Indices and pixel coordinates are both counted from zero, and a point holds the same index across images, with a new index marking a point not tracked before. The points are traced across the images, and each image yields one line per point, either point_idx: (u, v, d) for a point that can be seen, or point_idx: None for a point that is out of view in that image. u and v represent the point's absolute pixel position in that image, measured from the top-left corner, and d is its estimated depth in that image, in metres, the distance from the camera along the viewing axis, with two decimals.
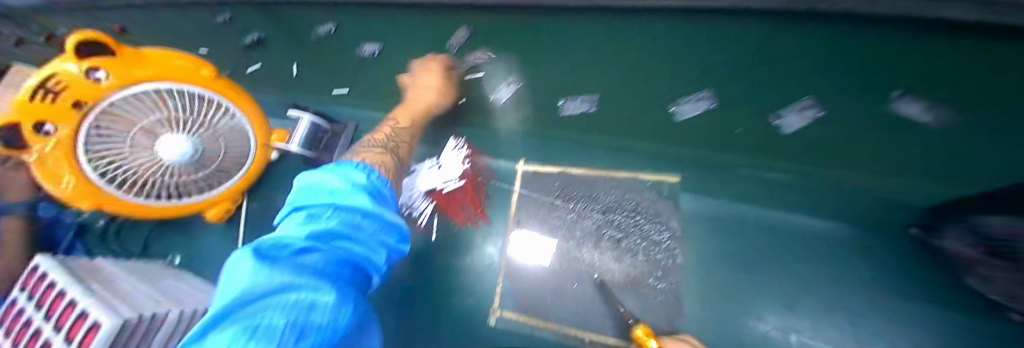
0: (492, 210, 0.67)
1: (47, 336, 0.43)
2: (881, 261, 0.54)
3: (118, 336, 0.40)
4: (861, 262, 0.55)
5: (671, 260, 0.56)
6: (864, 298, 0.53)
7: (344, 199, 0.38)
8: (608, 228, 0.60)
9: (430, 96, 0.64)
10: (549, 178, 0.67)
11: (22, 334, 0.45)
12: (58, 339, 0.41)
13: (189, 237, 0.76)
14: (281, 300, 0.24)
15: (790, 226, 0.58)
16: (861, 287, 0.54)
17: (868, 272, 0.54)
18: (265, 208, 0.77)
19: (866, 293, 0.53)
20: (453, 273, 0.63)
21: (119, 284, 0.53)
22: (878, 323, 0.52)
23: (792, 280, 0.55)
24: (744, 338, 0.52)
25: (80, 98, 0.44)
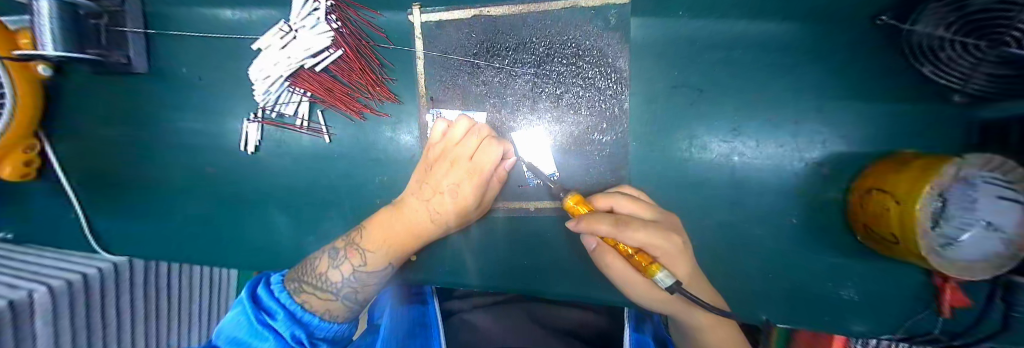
0: (396, 85, 0.50)
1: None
2: (868, 53, 0.44)
3: None
4: (843, 59, 0.45)
5: (618, 108, 0.47)
6: (827, 104, 0.46)
7: None
8: (545, 85, 0.47)
9: (421, 195, 0.45)
10: (459, 29, 0.48)
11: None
12: None
13: (6, 208, 0.56)
14: None
15: (758, 34, 0.45)
16: (824, 99, 0.46)
17: (840, 68, 0.45)
18: (86, 149, 0.55)
19: (832, 97, 0.46)
20: (364, 176, 0.52)
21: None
22: (831, 135, 0.46)
23: (748, 100, 0.47)
24: (685, 170, 0.49)
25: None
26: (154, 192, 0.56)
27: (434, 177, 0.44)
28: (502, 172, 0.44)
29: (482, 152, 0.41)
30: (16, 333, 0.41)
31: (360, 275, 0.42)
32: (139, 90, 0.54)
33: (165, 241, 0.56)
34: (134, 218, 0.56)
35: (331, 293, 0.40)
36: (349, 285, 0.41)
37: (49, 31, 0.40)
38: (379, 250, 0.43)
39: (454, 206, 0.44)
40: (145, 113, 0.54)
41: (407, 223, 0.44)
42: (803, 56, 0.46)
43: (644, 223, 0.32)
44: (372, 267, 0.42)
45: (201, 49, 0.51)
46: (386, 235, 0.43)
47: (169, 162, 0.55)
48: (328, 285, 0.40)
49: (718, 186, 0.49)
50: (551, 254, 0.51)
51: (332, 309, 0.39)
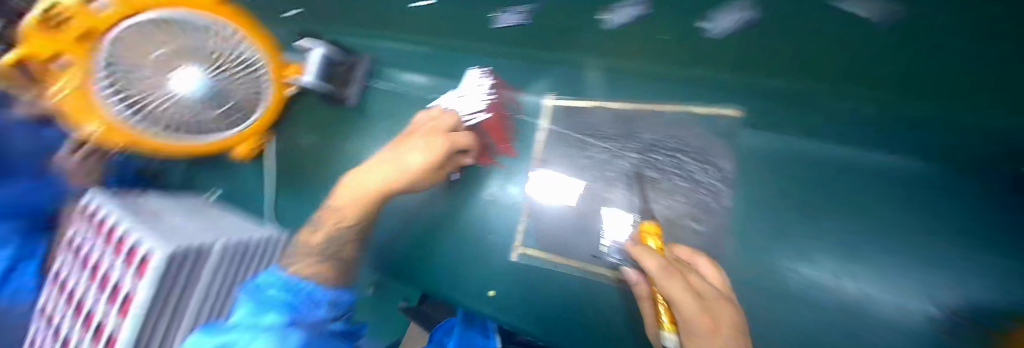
0: (520, 145, 0.62)
1: (105, 266, 0.45)
2: (1006, 206, 0.43)
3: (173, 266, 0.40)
4: (984, 209, 0.44)
5: (716, 203, 0.51)
6: (970, 252, 0.43)
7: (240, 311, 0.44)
8: (646, 169, 0.54)
9: (396, 170, 0.52)
10: (580, 114, 0.60)
11: (86, 261, 0.50)
12: (117, 265, 0.43)
13: (224, 174, 0.78)
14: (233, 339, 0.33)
15: (867, 164, 0.48)
16: (971, 243, 0.43)
17: (974, 217, 0.44)
18: (290, 146, 0.77)
19: (973, 245, 0.43)
20: (477, 211, 0.62)
21: (159, 217, 0.56)
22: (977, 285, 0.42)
23: (858, 227, 0.47)
24: (784, 281, 0.48)
25: (91, 27, 0.42)
26: (320, 187, 0.74)
27: (403, 148, 0.54)
28: (458, 145, 0.56)
29: (421, 145, 0.53)
30: (193, 272, 0.45)
31: (335, 234, 0.52)
32: (339, 116, 0.75)
33: (314, 222, 0.73)
34: (303, 203, 0.75)
35: (318, 255, 0.50)
36: (331, 245, 0.51)
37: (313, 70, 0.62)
38: (355, 197, 0.53)
39: (408, 176, 0.52)
40: (336, 131, 0.75)
41: (361, 191, 0.52)
42: (923, 193, 0.46)
43: (687, 291, 0.30)
44: (347, 224, 0.53)
45: (390, 96, 0.72)
46: (363, 187, 0.52)
47: (338, 168, 0.74)
48: (314, 252, 0.50)
49: (827, 308, 0.46)
50: (625, 325, 0.53)
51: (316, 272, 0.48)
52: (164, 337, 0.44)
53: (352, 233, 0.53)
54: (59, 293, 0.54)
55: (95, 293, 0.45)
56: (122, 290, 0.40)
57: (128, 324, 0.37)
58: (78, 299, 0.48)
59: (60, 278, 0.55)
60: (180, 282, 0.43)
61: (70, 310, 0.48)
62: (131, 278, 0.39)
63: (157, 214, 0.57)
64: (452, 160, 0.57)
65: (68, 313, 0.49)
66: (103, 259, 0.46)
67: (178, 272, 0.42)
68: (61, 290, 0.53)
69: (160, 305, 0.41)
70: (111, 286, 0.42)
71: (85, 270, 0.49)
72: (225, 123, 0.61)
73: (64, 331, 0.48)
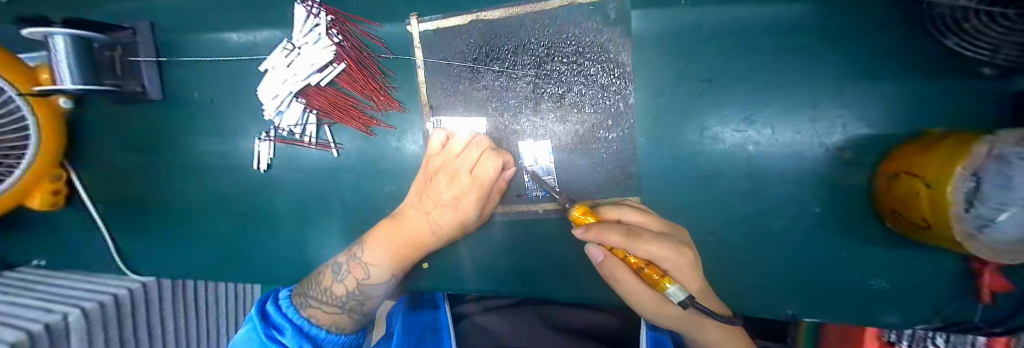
0: (398, 93, 0.50)
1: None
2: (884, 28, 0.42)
3: None
4: (870, 34, 0.42)
5: (623, 104, 0.46)
6: (850, 86, 0.43)
7: None
8: (546, 86, 0.47)
9: (447, 208, 0.46)
10: (458, 35, 0.48)
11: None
12: None
13: (36, 236, 0.58)
14: None
15: (763, 17, 0.44)
16: (852, 77, 0.43)
17: (855, 49, 0.43)
18: (110, 176, 0.58)
19: (854, 78, 0.43)
20: (376, 187, 0.52)
21: None
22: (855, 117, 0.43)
23: (756, 89, 0.45)
24: (695, 165, 0.48)
25: None
26: (173, 214, 0.58)
27: (439, 182, 0.47)
28: (502, 182, 0.47)
29: (481, 165, 0.45)
30: None
31: (362, 288, 0.45)
32: (156, 117, 0.56)
33: (184, 258, 0.58)
34: (159, 241, 0.58)
35: (337, 304, 0.43)
36: (354, 297, 0.44)
37: (68, 67, 0.44)
38: (406, 242, 0.46)
39: (452, 217, 0.46)
40: (160, 138, 0.56)
41: (409, 236, 0.46)
42: (814, 32, 0.43)
43: (654, 237, 0.33)
44: (378, 280, 0.45)
45: (209, 73, 0.53)
46: (413, 234, 0.46)
47: (186, 184, 0.57)
48: (332, 299, 0.43)
49: (734, 177, 0.48)
50: (561, 257, 0.50)
51: (339, 321, 0.42)
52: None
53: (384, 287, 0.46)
54: None
55: None
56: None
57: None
58: None
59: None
60: None
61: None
62: None
63: None
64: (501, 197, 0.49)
65: None
66: None
67: None
68: None
69: None
70: None
71: None
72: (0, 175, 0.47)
73: None
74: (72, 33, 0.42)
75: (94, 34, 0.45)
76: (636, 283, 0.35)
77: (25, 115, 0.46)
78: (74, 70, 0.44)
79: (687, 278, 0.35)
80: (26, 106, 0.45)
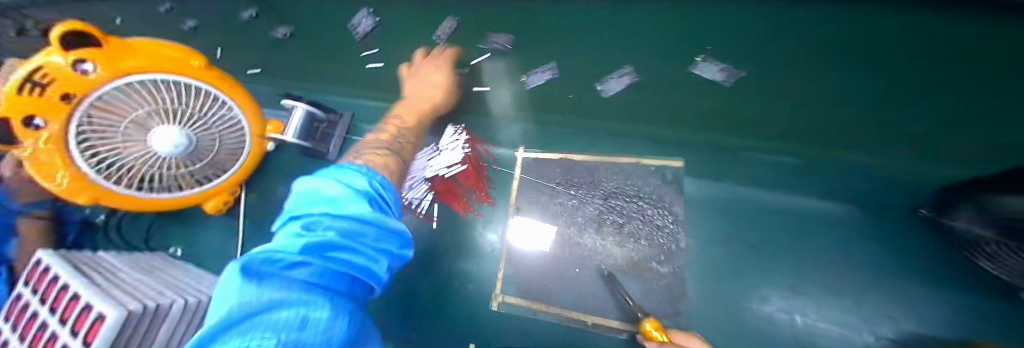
0: (494, 191, 0.66)
1: (45, 328, 0.42)
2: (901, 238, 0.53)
3: (124, 327, 0.39)
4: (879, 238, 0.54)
5: (675, 245, 0.56)
6: (874, 278, 0.52)
7: (341, 208, 0.32)
8: (609, 214, 0.59)
9: (427, 87, 0.61)
10: (549, 164, 0.66)
11: (20, 320, 0.46)
12: (64, 332, 0.40)
13: (190, 231, 0.75)
14: (268, 320, 0.20)
15: (795, 205, 0.58)
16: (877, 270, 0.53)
17: (874, 249, 0.54)
18: (264, 200, 0.76)
19: (875, 271, 0.53)
20: (457, 261, 0.63)
21: (112, 275, 0.53)
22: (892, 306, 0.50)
23: (798, 263, 0.54)
24: (748, 320, 0.52)
25: (69, 91, 0.43)
26: None
27: (421, 78, 0.61)
28: (459, 75, 0.63)
29: (429, 67, 0.61)
30: (140, 334, 0.42)
31: (376, 154, 0.52)
32: (318, 168, 0.77)
33: None
34: None
35: (388, 158, 0.52)
36: (385, 149, 0.55)
37: (294, 127, 0.67)
38: (411, 110, 0.61)
39: (427, 92, 0.60)
40: None
41: (412, 104, 0.62)
42: (832, 231, 0.56)
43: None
44: (393, 148, 0.56)
45: None
46: (416, 102, 0.62)
47: None
48: (383, 150, 0.54)
49: (784, 341, 0.50)
50: None
51: (383, 163, 0.51)
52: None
53: (406, 149, 0.58)
54: None
55: None
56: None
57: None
58: None
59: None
60: (120, 346, 0.39)
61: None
62: (78, 340, 0.37)
63: (107, 273, 0.53)
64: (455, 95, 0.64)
65: None
66: (41, 328, 0.43)
67: (128, 333, 0.40)
68: None
69: None
70: None
71: (17, 335, 0.45)
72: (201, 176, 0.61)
73: None
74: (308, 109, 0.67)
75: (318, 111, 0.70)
76: None
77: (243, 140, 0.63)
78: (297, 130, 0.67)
79: None
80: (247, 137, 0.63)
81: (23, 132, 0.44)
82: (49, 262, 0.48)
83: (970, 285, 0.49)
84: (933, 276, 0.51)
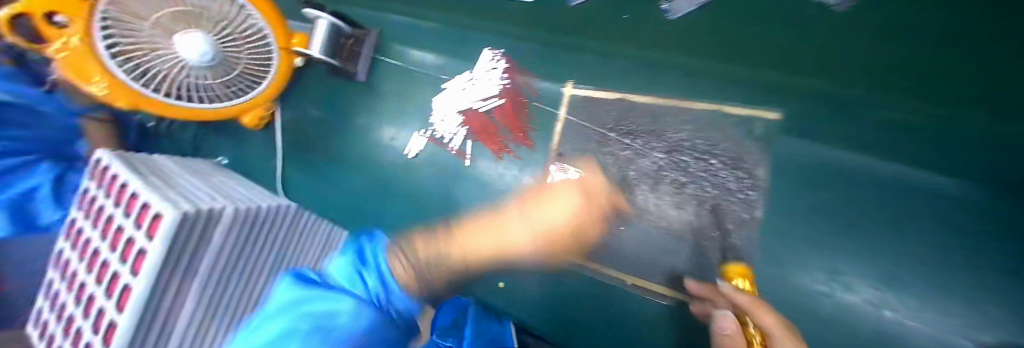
0: (534, 134, 0.58)
1: (118, 222, 0.45)
2: None
3: (184, 227, 0.40)
4: None
5: (747, 214, 0.46)
6: None
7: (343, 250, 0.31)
8: (670, 171, 0.50)
9: (513, 221, 0.51)
10: (603, 105, 0.55)
11: (99, 217, 0.50)
12: (131, 226, 0.42)
13: (235, 144, 0.78)
14: (313, 307, 0.20)
15: (943, 187, 0.41)
16: None
17: None
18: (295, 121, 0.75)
19: None
20: (490, 203, 0.60)
21: (169, 178, 0.56)
22: None
23: (921, 256, 0.41)
24: (816, 305, 0.45)
25: None
26: (330, 166, 0.73)
27: (541, 203, 0.53)
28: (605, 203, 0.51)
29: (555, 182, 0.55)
30: (205, 234, 0.44)
31: (434, 271, 0.38)
32: (346, 92, 0.72)
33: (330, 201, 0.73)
34: (314, 181, 0.74)
35: (415, 268, 0.33)
36: (433, 264, 0.39)
37: (320, 41, 0.60)
38: (471, 256, 0.46)
39: (533, 233, 0.51)
40: (343, 107, 0.72)
41: (498, 238, 0.49)
42: None
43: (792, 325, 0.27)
44: (458, 265, 0.43)
45: (402, 75, 0.69)
46: (474, 245, 0.47)
47: (348, 146, 0.72)
48: (418, 263, 0.35)
49: (861, 335, 0.43)
50: (634, 329, 0.52)
51: (408, 274, 0.31)
52: (175, 297, 0.42)
53: (458, 275, 0.43)
54: (73, 247, 0.54)
55: (110, 251, 0.44)
56: (136, 244, 0.39)
57: (147, 277, 0.37)
58: (94, 255, 0.48)
59: (79, 236, 0.53)
60: (187, 244, 0.41)
61: (88, 261, 0.48)
62: (144, 234, 0.39)
63: (166, 176, 0.55)
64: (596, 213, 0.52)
65: (84, 266, 0.49)
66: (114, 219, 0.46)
67: (189, 232, 0.41)
68: (77, 245, 0.53)
69: (172, 268, 0.41)
70: (125, 244, 0.42)
71: (99, 228, 0.49)
72: (235, 90, 0.60)
73: (82, 285, 0.47)
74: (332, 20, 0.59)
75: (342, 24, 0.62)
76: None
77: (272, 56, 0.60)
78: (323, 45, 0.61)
79: None
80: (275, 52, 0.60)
81: (43, 25, 0.42)
82: (110, 162, 0.50)
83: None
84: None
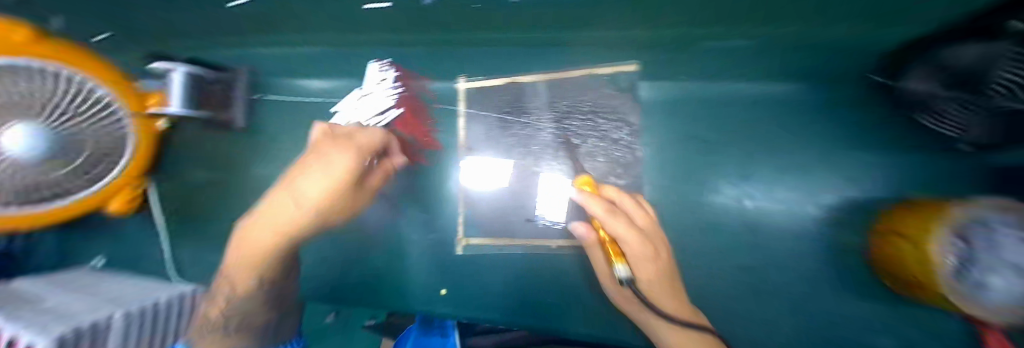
0: (441, 135, 0.59)
1: None
2: (846, 107, 0.52)
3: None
4: (824, 116, 0.54)
5: (632, 156, 0.53)
6: (817, 158, 0.53)
7: None
8: (565, 136, 0.55)
9: (296, 190, 0.41)
10: (496, 92, 0.58)
11: None
12: None
13: (105, 237, 0.66)
14: None
15: (747, 92, 0.54)
16: (821, 139, 0.53)
17: (820, 130, 0.53)
18: (186, 189, 0.67)
19: (820, 149, 0.53)
20: (416, 213, 0.60)
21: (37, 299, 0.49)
22: (834, 174, 0.52)
23: (751, 149, 0.54)
24: (702, 214, 0.53)
25: None
26: (234, 225, 0.66)
27: (296, 176, 0.41)
28: (378, 170, 0.49)
29: (325, 158, 0.40)
30: None
31: (235, 295, 0.47)
32: (241, 142, 0.68)
33: None
34: (216, 249, 0.66)
35: (224, 332, 0.46)
36: (215, 332, 0.45)
37: (179, 96, 0.53)
38: (247, 268, 0.45)
39: (303, 204, 0.40)
40: (243, 160, 0.68)
41: (251, 247, 0.44)
42: (790, 107, 0.54)
43: (627, 224, 0.40)
44: (246, 289, 0.46)
45: (292, 109, 0.65)
46: (253, 242, 0.44)
47: (254, 198, 0.66)
48: (221, 325, 0.46)
49: (734, 228, 0.53)
50: (570, 287, 0.55)
51: (229, 344, 0.45)
52: None
53: (252, 302, 0.47)
54: None
55: None
56: None
57: None
58: None
59: None
60: None
61: None
62: None
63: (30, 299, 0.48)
64: (367, 188, 0.49)
65: None
66: None
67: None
68: None
69: None
70: None
71: None
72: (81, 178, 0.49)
73: None
74: (190, 71, 0.52)
75: (203, 71, 0.55)
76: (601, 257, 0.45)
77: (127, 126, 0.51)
78: (184, 99, 0.54)
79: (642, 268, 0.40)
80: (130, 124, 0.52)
81: None
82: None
83: (915, 145, 0.50)
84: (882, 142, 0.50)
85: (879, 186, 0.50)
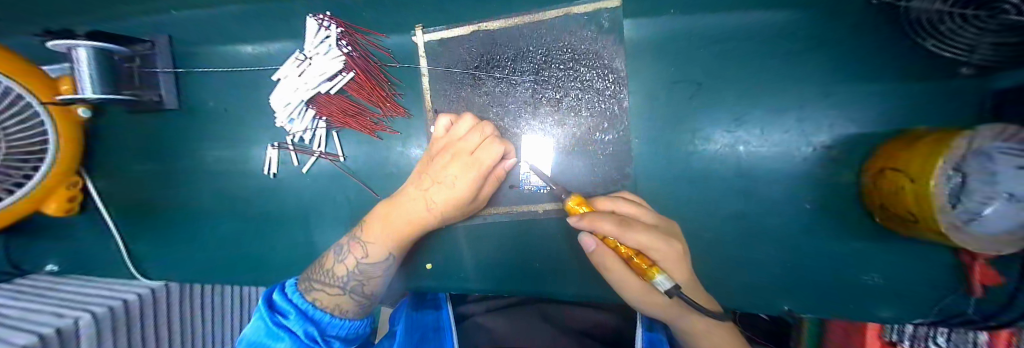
0: (404, 99, 0.52)
1: None
2: (863, 34, 0.44)
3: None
4: (842, 43, 0.45)
5: (618, 107, 0.48)
6: (830, 89, 0.46)
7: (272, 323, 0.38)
8: (544, 90, 0.49)
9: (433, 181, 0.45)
10: (461, 44, 0.50)
11: None
12: None
13: (53, 241, 0.61)
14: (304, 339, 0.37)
15: (744, 23, 0.47)
16: (834, 71, 0.45)
17: (840, 54, 0.45)
18: (126, 184, 0.61)
19: (833, 81, 0.46)
20: (381, 191, 0.54)
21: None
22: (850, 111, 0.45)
23: (748, 89, 0.48)
24: (691, 164, 0.50)
25: None
26: (187, 218, 0.60)
27: (435, 170, 0.45)
28: (502, 170, 0.45)
29: (484, 149, 0.43)
30: None
31: (363, 267, 0.44)
32: (173, 126, 0.59)
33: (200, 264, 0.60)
34: (174, 246, 0.61)
35: (339, 287, 0.42)
36: (355, 278, 0.43)
37: (88, 76, 0.45)
38: (391, 231, 0.45)
39: (450, 192, 0.44)
40: (178, 147, 0.59)
41: (406, 216, 0.45)
42: (797, 36, 0.46)
43: (643, 229, 0.35)
44: (379, 257, 0.45)
45: (225, 82, 0.56)
46: (407, 215, 0.45)
47: (204, 187, 0.59)
48: (334, 281, 0.43)
49: (725, 176, 0.50)
50: (556, 251, 0.53)
51: (341, 305, 0.42)
52: None
53: (381, 267, 0.45)
54: None
55: None
56: None
57: None
58: None
59: None
60: None
61: None
62: None
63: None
64: (500, 183, 0.48)
65: None
66: None
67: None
68: None
69: None
70: None
71: None
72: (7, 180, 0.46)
73: None
74: (94, 45, 0.44)
75: (114, 46, 0.47)
76: (629, 274, 0.36)
77: (43, 121, 0.47)
78: (94, 80, 0.46)
79: (673, 267, 0.36)
80: (44, 113, 0.47)
81: None
82: None
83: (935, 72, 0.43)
84: (902, 72, 0.43)
85: (899, 118, 0.44)
